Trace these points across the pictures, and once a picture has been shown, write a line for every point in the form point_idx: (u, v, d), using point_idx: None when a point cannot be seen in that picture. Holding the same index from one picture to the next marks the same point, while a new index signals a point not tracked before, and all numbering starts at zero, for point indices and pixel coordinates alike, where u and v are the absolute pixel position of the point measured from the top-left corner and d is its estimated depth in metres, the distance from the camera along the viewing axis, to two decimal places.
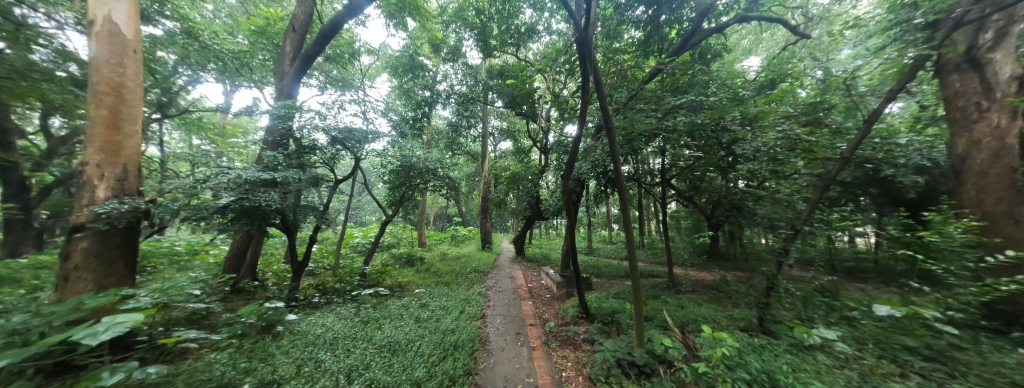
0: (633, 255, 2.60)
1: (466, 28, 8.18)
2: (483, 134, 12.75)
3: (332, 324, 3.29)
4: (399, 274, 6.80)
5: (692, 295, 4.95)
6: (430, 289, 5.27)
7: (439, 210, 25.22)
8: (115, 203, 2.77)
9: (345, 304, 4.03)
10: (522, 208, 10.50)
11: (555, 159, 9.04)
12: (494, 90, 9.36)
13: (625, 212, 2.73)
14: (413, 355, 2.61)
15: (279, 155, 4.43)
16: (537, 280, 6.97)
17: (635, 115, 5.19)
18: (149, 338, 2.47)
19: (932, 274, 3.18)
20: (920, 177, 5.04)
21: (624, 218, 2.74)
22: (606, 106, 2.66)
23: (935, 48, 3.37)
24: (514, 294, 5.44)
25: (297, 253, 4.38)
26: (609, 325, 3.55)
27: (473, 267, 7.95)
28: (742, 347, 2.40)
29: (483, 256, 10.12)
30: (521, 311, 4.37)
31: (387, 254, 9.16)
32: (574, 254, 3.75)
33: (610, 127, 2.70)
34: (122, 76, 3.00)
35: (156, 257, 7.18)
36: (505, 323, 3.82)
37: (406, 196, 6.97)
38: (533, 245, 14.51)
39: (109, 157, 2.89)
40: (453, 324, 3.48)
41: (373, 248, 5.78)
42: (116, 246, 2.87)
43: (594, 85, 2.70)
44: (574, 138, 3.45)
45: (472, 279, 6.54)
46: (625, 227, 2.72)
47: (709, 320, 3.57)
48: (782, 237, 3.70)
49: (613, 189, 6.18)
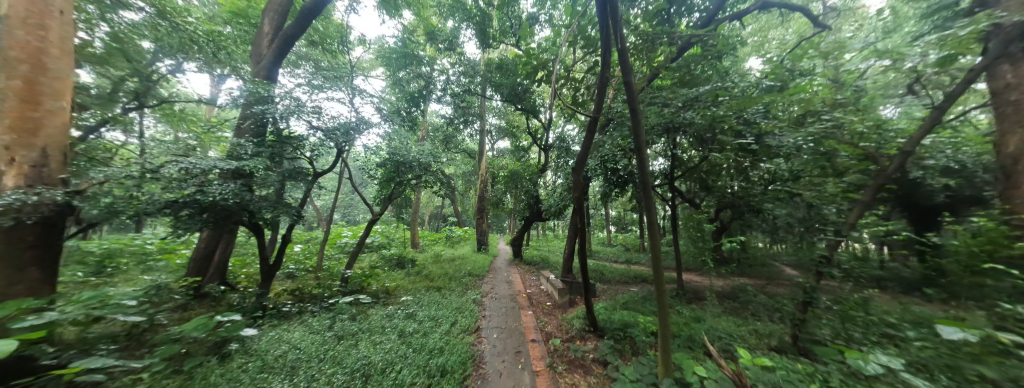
0: (659, 266, 2.08)
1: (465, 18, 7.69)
2: (481, 132, 12.32)
3: (298, 341, 2.79)
4: (387, 278, 6.29)
5: (708, 306, 4.51)
6: (419, 296, 4.78)
7: (436, 210, 24.73)
8: (22, 193, 2.20)
9: (319, 315, 3.49)
10: (519, 208, 10.04)
11: (557, 156, 8.60)
12: (493, 84, 8.88)
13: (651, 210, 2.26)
14: (390, 385, 2.12)
15: (246, 143, 3.88)
16: (537, 286, 6.51)
17: (647, 107, 4.79)
18: (54, 366, 1.94)
19: (997, 288, 2.74)
20: (949, 180, 4.71)
21: (649, 217, 2.20)
22: (629, 80, 2.10)
23: (992, 33, 3.00)
24: (512, 302, 4.97)
25: (267, 255, 3.84)
26: (622, 342, 3.14)
27: (468, 271, 7.45)
28: (795, 377, 1.96)
29: (478, 258, 9.67)
30: (521, 323, 3.90)
31: (377, 255, 8.62)
32: (583, 262, 3.27)
33: (636, 104, 2.06)
34: (44, 41, 2.48)
35: (124, 257, 6.56)
36: (502, 339, 3.34)
37: (396, 195, 6.41)
38: (530, 247, 14.06)
39: (23, 138, 2.36)
40: (442, 341, 2.99)
41: (358, 251, 5.22)
42: (25, 248, 2.32)
43: (617, 54, 2.21)
44: (589, 125, 2.99)
45: (467, 284, 6.06)
46: (650, 229, 2.20)
47: (734, 338, 3.15)
48: (820, 244, 3.24)
49: (620, 188, 5.76)
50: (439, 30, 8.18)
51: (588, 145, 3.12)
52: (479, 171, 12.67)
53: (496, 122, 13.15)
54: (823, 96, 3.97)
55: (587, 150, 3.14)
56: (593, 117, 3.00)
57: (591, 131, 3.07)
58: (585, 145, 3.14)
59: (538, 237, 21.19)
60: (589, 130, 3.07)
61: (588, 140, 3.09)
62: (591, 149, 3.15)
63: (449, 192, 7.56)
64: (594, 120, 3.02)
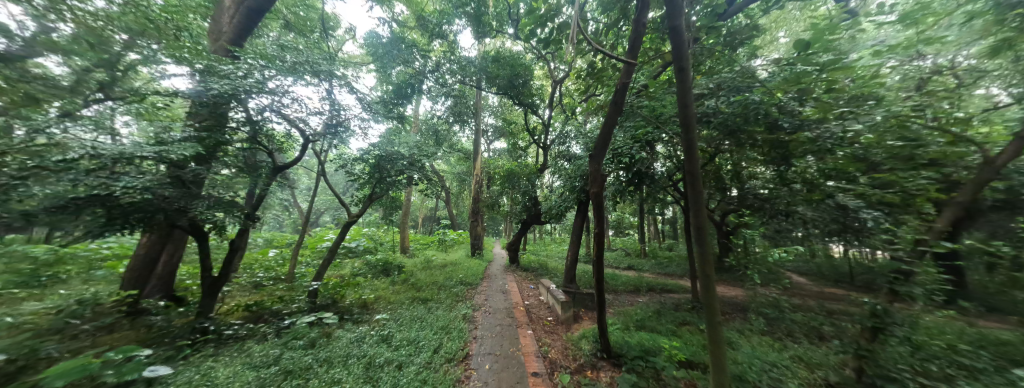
0: (711, 288, 1.51)
1: (461, 15, 7.08)
2: (477, 132, 11.69)
3: (227, 381, 2.10)
4: (368, 287, 5.61)
5: (732, 325, 3.93)
6: (400, 311, 4.12)
7: (428, 213, 23.98)
8: None
9: (266, 342, 2.79)
10: (517, 211, 9.41)
11: (557, 156, 7.99)
12: (490, 78, 8.27)
13: (698, 192, 1.52)
14: None
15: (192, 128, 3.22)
16: (536, 296, 5.89)
17: (663, 96, 4.22)
18: None
19: None
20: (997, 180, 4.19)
21: (692, 223, 1.58)
22: (677, 24, 1.56)
23: None
24: (508, 318, 4.31)
25: (210, 267, 3.15)
26: (644, 375, 2.55)
27: (459, 278, 6.81)
28: None
29: (472, 264, 8.96)
30: (519, 347, 3.26)
31: (360, 261, 7.89)
32: (597, 276, 2.67)
33: (685, 62, 1.50)
34: None
35: (68, 262, 5.74)
36: (498, 371, 2.69)
37: (377, 195, 5.68)
38: (527, 251, 13.38)
39: None
40: (421, 377, 2.33)
41: (330, 258, 4.50)
42: None
43: None
44: (614, 99, 2.45)
45: (457, 294, 5.41)
46: (696, 242, 1.59)
47: (782, 370, 2.55)
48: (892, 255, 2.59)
49: (631, 189, 5.14)
50: (429, 15, 7.38)
51: (606, 135, 2.54)
52: (474, 171, 12.02)
53: (493, 120, 12.51)
54: (882, 78, 3.33)
55: (606, 140, 2.57)
56: (616, 98, 2.43)
57: (613, 115, 2.47)
58: (602, 132, 2.56)
59: (534, 240, 20.51)
60: (609, 118, 2.49)
61: (607, 130, 2.51)
62: (610, 140, 2.58)
63: (439, 192, 6.87)
64: (617, 101, 2.44)
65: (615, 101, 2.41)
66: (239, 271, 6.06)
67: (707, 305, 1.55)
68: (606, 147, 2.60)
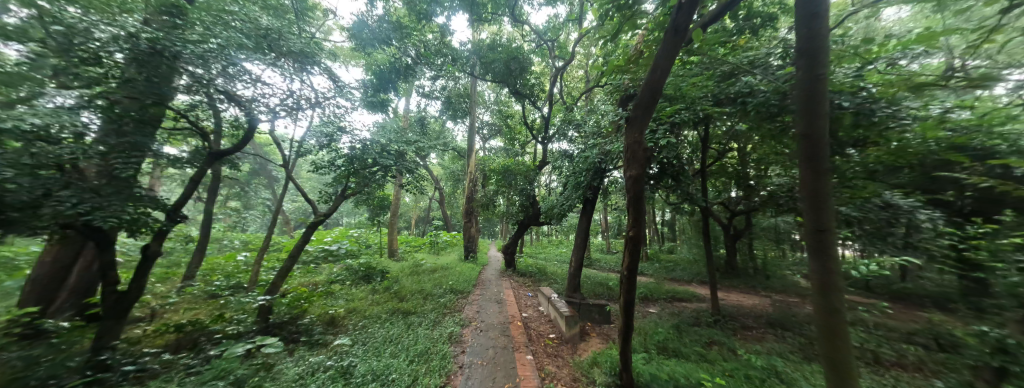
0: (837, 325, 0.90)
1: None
2: (470, 129, 10.72)
3: None
4: (341, 298, 4.87)
5: (771, 349, 3.29)
6: (370, 331, 3.40)
7: (421, 214, 23.17)
8: None
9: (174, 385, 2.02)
10: (513, 211, 8.76)
11: (557, 151, 7.34)
12: (486, 66, 7.62)
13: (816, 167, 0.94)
14: None
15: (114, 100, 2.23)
16: (534, 307, 5.22)
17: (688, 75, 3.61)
18: None
19: None
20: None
21: (809, 217, 0.97)
22: None
23: None
24: (504, 337, 3.63)
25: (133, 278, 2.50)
26: None
27: (449, 285, 6.12)
28: None
29: (464, 269, 8.24)
30: (515, 381, 2.58)
31: (340, 266, 7.15)
32: (623, 293, 2.03)
33: None
34: None
35: None
36: None
37: (350, 193, 4.95)
38: (524, 254, 12.70)
39: None
40: None
41: (288, 266, 3.75)
42: None
43: None
44: (664, 50, 1.81)
45: (444, 306, 4.69)
46: (812, 255, 0.96)
47: None
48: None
49: None
50: None
51: (656, 86, 1.86)
52: (468, 170, 11.29)
53: (489, 116, 11.84)
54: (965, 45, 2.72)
55: (655, 93, 1.89)
56: (669, 45, 1.77)
57: (667, 57, 1.80)
58: (644, 99, 1.92)
59: (531, 242, 19.88)
60: (659, 63, 1.81)
61: (657, 78, 1.83)
62: (658, 94, 1.91)
63: (425, 191, 6.16)
64: (678, 25, 1.71)
65: (671, 35, 1.74)
66: (194, 278, 5.26)
67: (824, 345, 0.94)
68: (652, 106, 1.92)
